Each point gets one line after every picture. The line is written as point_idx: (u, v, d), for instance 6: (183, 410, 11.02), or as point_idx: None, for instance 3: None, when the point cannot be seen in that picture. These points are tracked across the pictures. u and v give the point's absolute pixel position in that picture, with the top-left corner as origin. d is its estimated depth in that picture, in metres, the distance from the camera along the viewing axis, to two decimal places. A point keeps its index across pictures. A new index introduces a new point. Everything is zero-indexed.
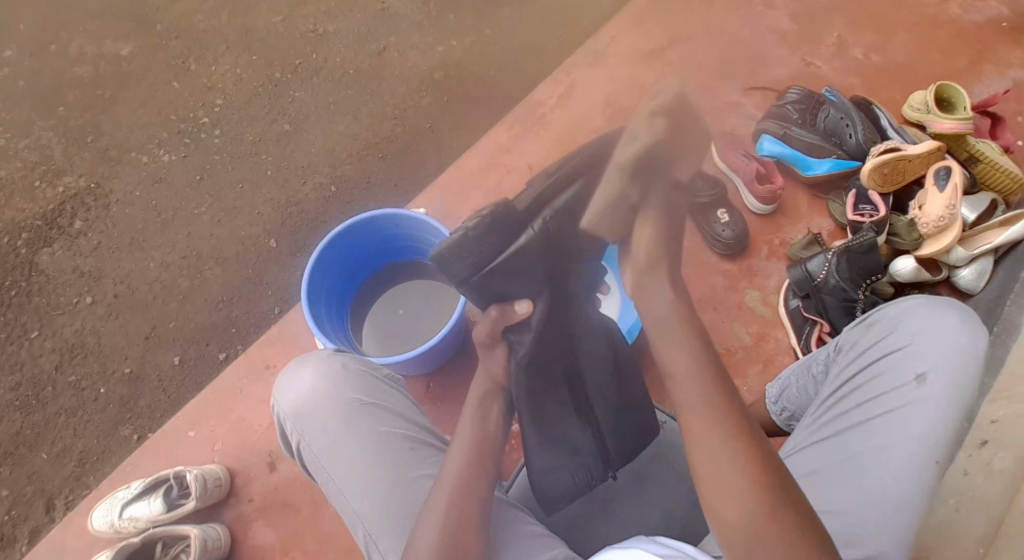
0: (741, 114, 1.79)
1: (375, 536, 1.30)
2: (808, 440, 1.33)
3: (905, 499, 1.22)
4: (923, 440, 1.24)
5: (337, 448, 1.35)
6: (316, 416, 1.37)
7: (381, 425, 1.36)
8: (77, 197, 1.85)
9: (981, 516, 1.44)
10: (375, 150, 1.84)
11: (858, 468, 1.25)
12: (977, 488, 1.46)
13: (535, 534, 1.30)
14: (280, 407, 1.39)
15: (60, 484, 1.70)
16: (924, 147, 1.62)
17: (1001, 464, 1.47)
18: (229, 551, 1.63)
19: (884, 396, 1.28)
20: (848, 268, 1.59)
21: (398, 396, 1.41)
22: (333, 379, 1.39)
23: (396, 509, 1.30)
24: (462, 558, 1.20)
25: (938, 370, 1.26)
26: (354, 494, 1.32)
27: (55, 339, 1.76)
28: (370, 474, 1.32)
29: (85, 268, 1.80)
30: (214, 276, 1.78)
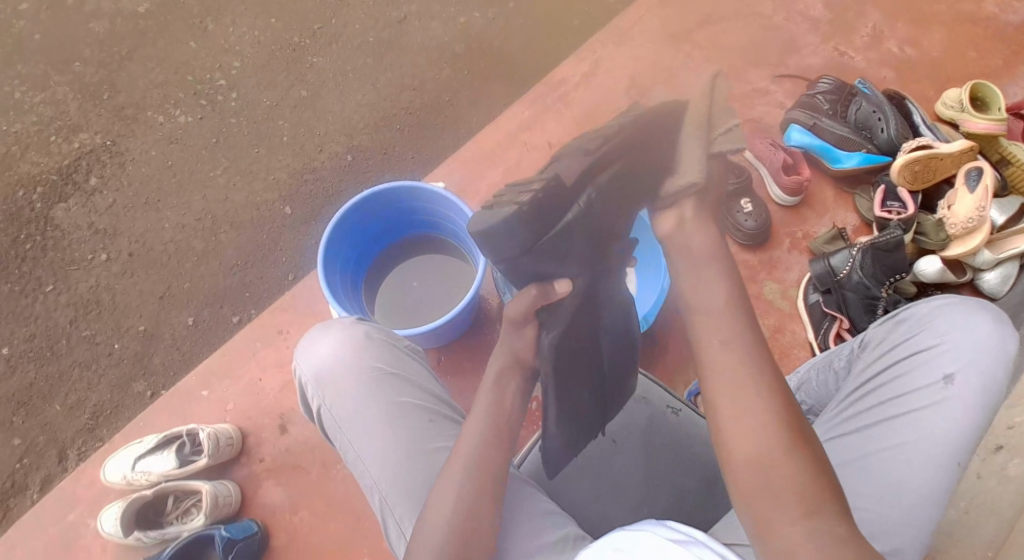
0: (769, 103, 1.76)
1: (392, 504, 1.33)
2: (828, 434, 1.35)
3: (925, 494, 1.24)
4: (948, 436, 1.26)
5: (359, 417, 1.38)
6: (338, 384, 1.40)
7: (402, 396, 1.39)
8: (92, 153, 1.85)
9: (991, 520, 1.48)
10: (392, 120, 1.83)
11: (878, 464, 1.27)
12: (990, 494, 1.49)
13: (546, 512, 1.34)
14: (304, 372, 1.42)
15: (71, 436, 1.72)
16: (958, 147, 1.61)
17: (1015, 470, 1.50)
18: (239, 508, 1.68)
19: (909, 394, 1.30)
20: (872, 265, 1.57)
21: (418, 368, 1.44)
22: (358, 348, 1.41)
23: (412, 478, 1.33)
24: (474, 530, 1.22)
25: (967, 369, 1.28)
26: (373, 461, 1.35)
27: (70, 295, 1.77)
28: (390, 444, 1.35)
29: (100, 226, 1.81)
30: (229, 240, 1.78)
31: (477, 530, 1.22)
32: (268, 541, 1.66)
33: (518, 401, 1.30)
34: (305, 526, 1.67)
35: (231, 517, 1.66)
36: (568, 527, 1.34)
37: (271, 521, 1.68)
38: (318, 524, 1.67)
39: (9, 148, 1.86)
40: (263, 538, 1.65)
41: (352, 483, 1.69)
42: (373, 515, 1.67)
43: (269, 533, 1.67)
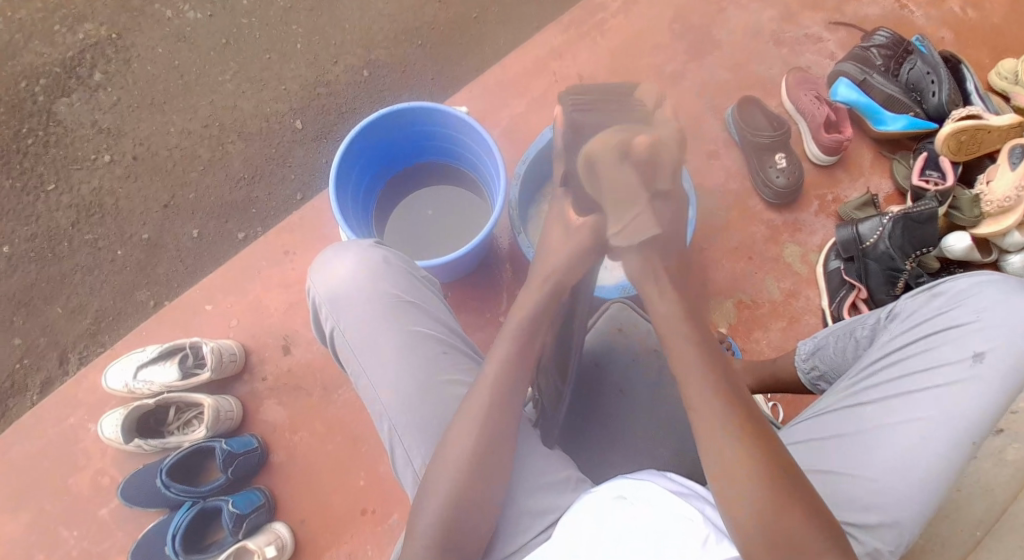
0: (820, 51, 1.71)
1: (401, 434, 1.27)
2: (842, 402, 1.31)
3: (933, 473, 1.22)
4: (966, 419, 1.23)
5: (373, 342, 1.29)
6: (354, 307, 1.31)
7: (417, 326, 1.31)
8: (98, 46, 1.81)
9: (982, 501, 1.40)
10: (414, 35, 1.79)
11: (891, 437, 1.25)
12: (985, 474, 1.41)
13: (550, 453, 1.28)
14: (317, 290, 1.33)
15: (73, 339, 1.72)
16: (1007, 120, 1.54)
17: (1014, 454, 1.41)
18: (240, 423, 1.68)
19: (934, 370, 1.27)
20: (900, 236, 1.53)
21: (434, 297, 1.36)
22: (377, 270, 1.32)
23: (424, 410, 1.27)
24: (490, 464, 1.18)
25: (997, 353, 1.25)
26: (384, 391, 1.28)
27: (72, 196, 1.76)
28: (405, 372, 1.28)
29: (104, 125, 1.78)
30: (236, 150, 1.77)
31: (494, 466, 1.18)
32: (266, 458, 1.67)
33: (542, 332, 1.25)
34: (303, 447, 1.67)
35: (231, 432, 1.67)
36: (568, 469, 1.27)
37: (270, 438, 1.68)
38: (317, 446, 1.67)
39: (11, 36, 1.80)
40: (262, 455, 1.65)
41: (355, 408, 1.68)
42: (372, 441, 1.67)
43: (268, 451, 1.67)
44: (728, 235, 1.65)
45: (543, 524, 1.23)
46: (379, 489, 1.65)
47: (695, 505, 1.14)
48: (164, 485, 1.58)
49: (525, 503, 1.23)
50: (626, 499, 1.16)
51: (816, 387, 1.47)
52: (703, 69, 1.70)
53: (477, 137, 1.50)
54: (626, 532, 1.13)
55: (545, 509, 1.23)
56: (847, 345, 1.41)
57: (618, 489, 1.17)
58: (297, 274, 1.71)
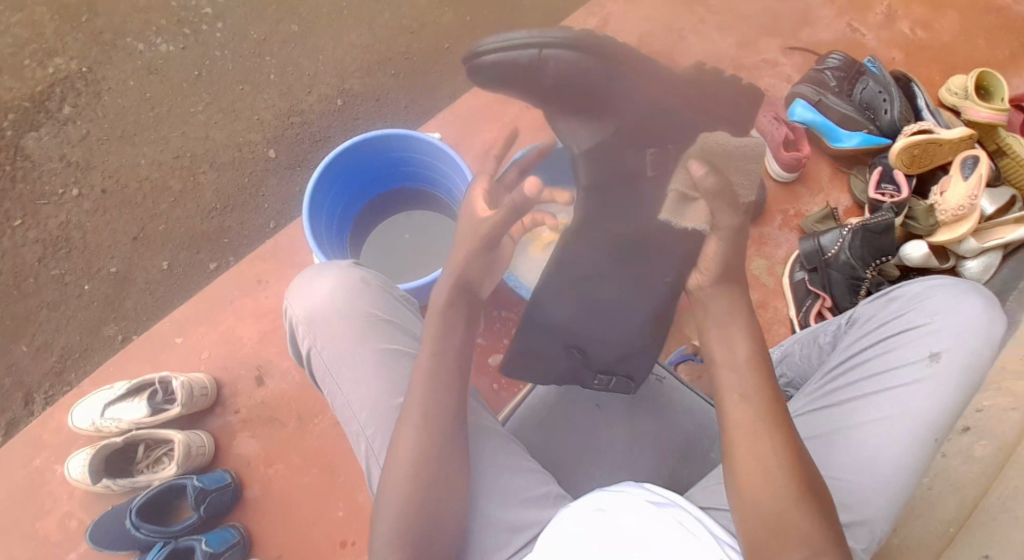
0: (778, 75, 1.77)
1: (376, 453, 1.26)
2: (810, 405, 1.35)
3: (897, 470, 1.25)
4: (924, 416, 1.27)
5: (351, 361, 1.30)
6: (330, 326, 1.31)
7: (395, 344, 1.31)
8: (67, 80, 1.80)
9: (953, 498, 1.38)
10: (383, 65, 1.81)
11: (857, 435, 1.28)
12: (953, 471, 1.40)
13: (527, 469, 1.28)
14: (293, 311, 1.33)
15: (38, 380, 1.69)
16: (957, 134, 1.61)
17: (982, 451, 1.40)
18: (212, 458, 1.64)
19: (894, 370, 1.31)
20: (861, 247, 1.58)
21: (411, 317, 1.36)
22: (353, 289, 1.32)
23: (400, 427, 1.26)
24: (441, 475, 1.17)
25: (952, 352, 1.30)
26: (361, 408, 1.28)
27: (39, 230, 1.74)
28: (381, 390, 1.28)
29: (72, 158, 1.77)
30: (208, 179, 1.77)
31: (445, 477, 1.18)
32: (240, 493, 1.63)
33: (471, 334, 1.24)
34: (279, 480, 1.64)
35: (203, 468, 1.63)
36: (549, 484, 1.27)
37: (244, 473, 1.64)
38: (293, 478, 1.64)
39: None
40: (236, 490, 1.62)
41: (332, 438, 1.66)
42: (350, 470, 1.64)
43: (243, 485, 1.63)
44: None
45: (524, 538, 1.22)
46: (358, 520, 1.62)
47: (664, 509, 1.14)
48: (134, 525, 1.54)
49: (503, 516, 1.23)
50: (603, 511, 1.15)
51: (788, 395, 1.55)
52: None
53: (450, 160, 1.52)
54: (603, 542, 1.12)
55: (523, 524, 1.23)
56: (812, 351, 1.49)
57: (593, 502, 1.18)
58: (271, 303, 1.69)
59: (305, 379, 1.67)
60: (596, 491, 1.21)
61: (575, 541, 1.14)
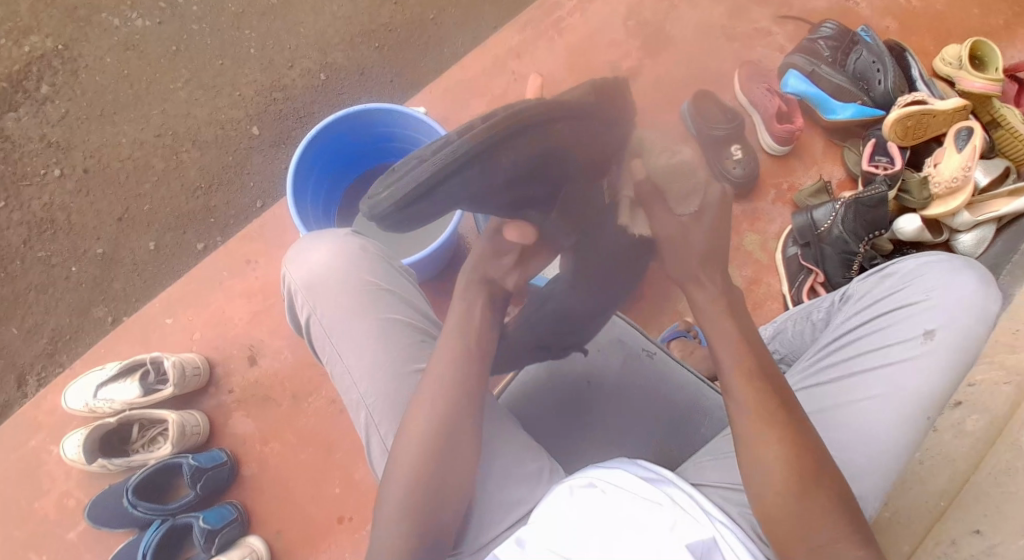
0: (770, 44, 1.75)
1: (377, 422, 1.26)
2: (803, 382, 1.35)
3: (891, 449, 1.26)
4: (919, 394, 1.28)
5: (348, 329, 1.28)
6: (329, 293, 1.30)
7: (394, 313, 1.30)
8: (43, 58, 1.77)
9: (945, 469, 1.34)
10: (368, 37, 1.79)
11: (851, 414, 1.29)
12: (944, 446, 1.34)
13: (523, 444, 1.28)
14: (291, 278, 1.32)
15: (30, 361, 1.69)
16: (950, 105, 1.60)
17: (973, 425, 1.35)
18: (207, 439, 1.65)
19: (887, 348, 1.32)
20: (853, 220, 1.57)
21: (410, 287, 1.35)
22: (352, 257, 1.31)
23: (401, 397, 1.26)
24: (451, 453, 1.18)
25: (946, 330, 1.30)
26: (361, 377, 1.27)
27: (23, 213, 1.73)
28: (379, 359, 1.27)
29: (52, 138, 1.75)
30: (192, 159, 1.75)
31: (453, 455, 1.18)
32: (237, 472, 1.64)
33: (490, 316, 1.26)
34: (275, 459, 1.65)
35: (199, 448, 1.64)
36: (542, 459, 1.28)
37: (239, 452, 1.65)
38: (288, 456, 1.65)
39: None
40: (233, 469, 1.63)
41: (325, 416, 1.66)
42: (344, 448, 1.65)
43: (239, 465, 1.64)
44: None
45: (519, 514, 1.23)
46: (355, 497, 1.63)
47: (658, 488, 1.16)
48: (131, 505, 1.55)
49: (499, 495, 1.23)
50: (600, 490, 1.16)
51: None
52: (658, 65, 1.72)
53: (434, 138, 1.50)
54: (593, 517, 1.14)
55: (517, 501, 1.23)
56: (805, 327, 1.49)
57: (586, 477, 1.19)
58: (260, 283, 1.69)
59: (297, 358, 1.68)
60: (593, 467, 1.22)
61: (563, 513, 1.15)
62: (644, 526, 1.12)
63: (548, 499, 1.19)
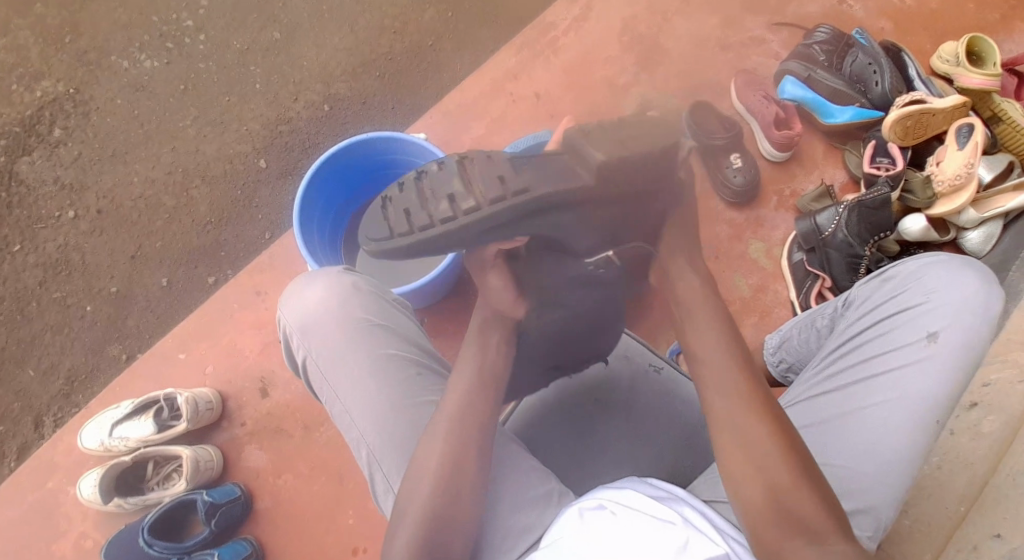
0: (766, 52, 1.76)
1: (379, 457, 1.25)
2: (809, 392, 1.33)
3: (900, 456, 1.23)
4: (926, 398, 1.25)
5: (345, 368, 1.28)
6: (324, 331, 1.30)
7: (390, 350, 1.29)
8: (56, 103, 1.80)
9: (962, 474, 1.29)
10: (369, 67, 1.81)
11: (858, 422, 1.26)
12: (958, 447, 1.31)
13: (531, 467, 1.27)
14: (286, 318, 1.32)
15: (46, 402, 1.70)
16: (950, 102, 1.59)
17: (990, 426, 1.31)
18: (222, 472, 1.64)
19: (891, 354, 1.28)
20: (858, 223, 1.57)
21: (405, 320, 1.35)
22: (345, 295, 1.31)
23: (401, 433, 1.25)
24: (458, 484, 1.17)
25: (949, 332, 1.27)
26: (360, 416, 1.26)
27: (38, 255, 1.75)
28: (378, 396, 1.26)
29: (66, 180, 1.77)
30: (201, 195, 1.77)
31: (459, 489, 1.17)
32: (252, 505, 1.63)
33: (504, 353, 1.29)
34: (289, 490, 1.64)
35: (214, 482, 1.63)
36: (552, 482, 1.26)
37: (254, 484, 1.64)
38: (303, 487, 1.64)
39: None
40: (247, 502, 1.62)
41: (339, 444, 1.66)
42: (359, 477, 1.65)
43: (254, 497, 1.64)
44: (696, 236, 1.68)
45: (527, 541, 1.22)
46: (371, 526, 1.62)
47: (672, 507, 1.11)
48: (147, 544, 1.54)
49: (506, 522, 1.22)
50: (610, 512, 1.11)
51: (787, 380, 1.54)
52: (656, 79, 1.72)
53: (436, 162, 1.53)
54: (608, 541, 1.09)
55: (523, 529, 1.22)
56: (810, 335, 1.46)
57: (596, 499, 1.14)
58: (268, 314, 1.70)
59: (309, 388, 1.68)
60: (602, 487, 1.17)
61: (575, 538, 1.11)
62: (658, 543, 1.07)
63: (558, 522, 1.15)
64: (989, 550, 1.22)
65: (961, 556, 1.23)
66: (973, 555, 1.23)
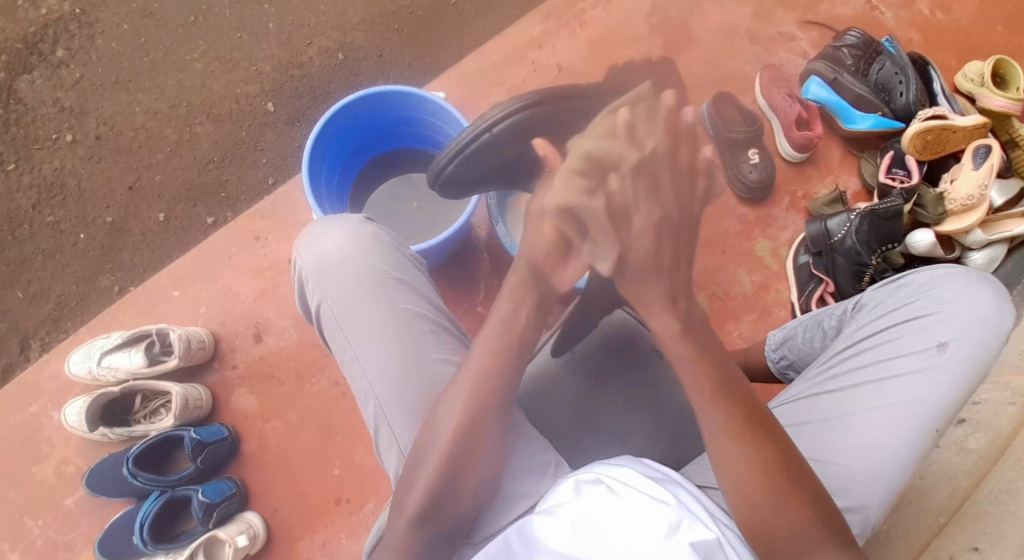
0: (793, 49, 1.78)
1: (386, 408, 1.25)
2: (813, 388, 1.34)
3: (899, 459, 1.25)
4: (930, 404, 1.27)
5: (358, 318, 1.29)
6: (345, 276, 1.30)
7: (403, 302, 1.30)
8: (60, 22, 1.78)
9: (944, 487, 1.33)
10: (390, 18, 1.80)
11: (859, 422, 1.28)
12: (946, 462, 1.34)
13: (533, 438, 1.27)
14: (303, 262, 1.33)
15: (34, 325, 1.70)
16: (971, 121, 1.61)
17: (976, 443, 1.35)
18: (209, 412, 1.65)
19: (899, 359, 1.31)
20: (868, 232, 1.58)
21: (420, 275, 1.35)
22: (363, 244, 1.32)
23: (411, 385, 1.25)
24: (471, 445, 1.17)
25: (959, 343, 1.30)
26: (370, 365, 1.27)
27: (33, 176, 1.74)
28: (389, 346, 1.27)
29: (66, 103, 1.76)
30: (206, 132, 1.77)
31: (473, 451, 1.18)
32: (236, 447, 1.65)
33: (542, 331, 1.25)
34: (276, 436, 1.65)
35: (201, 421, 1.64)
36: (547, 453, 1.27)
37: (241, 427, 1.66)
38: (290, 434, 1.65)
39: None
40: (233, 443, 1.63)
41: (329, 396, 1.67)
42: (346, 431, 1.66)
43: (239, 440, 1.65)
44: (703, 227, 1.70)
45: (520, 509, 1.22)
46: (355, 478, 1.64)
47: (669, 489, 1.12)
48: (131, 474, 1.54)
49: (505, 485, 1.22)
50: (607, 486, 1.12)
51: (785, 375, 1.53)
52: (680, 63, 1.76)
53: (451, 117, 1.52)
54: (606, 519, 1.10)
55: (519, 494, 1.22)
56: (815, 335, 1.47)
57: (594, 472, 1.15)
58: (268, 261, 1.71)
59: (303, 338, 1.69)
60: (600, 462, 1.17)
61: (571, 509, 1.11)
62: (651, 524, 1.08)
63: (555, 492, 1.16)
64: None
65: None
66: None
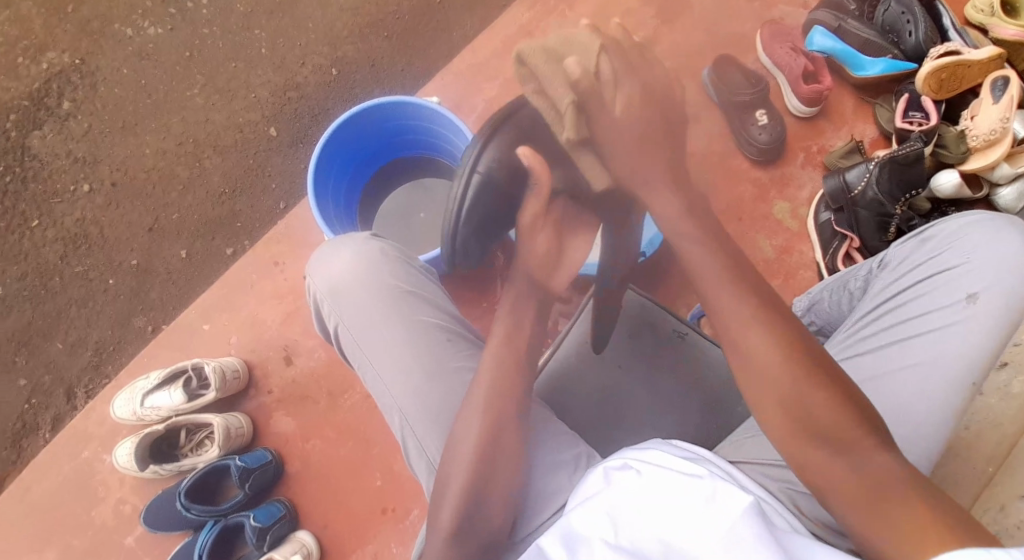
0: (792, 0, 1.73)
1: (412, 423, 1.26)
2: (841, 355, 1.30)
3: (934, 419, 1.21)
4: (962, 359, 1.22)
5: (375, 337, 1.28)
6: (355, 297, 1.30)
7: (418, 315, 1.29)
8: (62, 74, 1.82)
9: (991, 435, 1.30)
10: (378, 27, 1.79)
11: (889, 385, 1.24)
12: (991, 410, 1.30)
13: (561, 433, 1.27)
14: (316, 286, 1.32)
15: (77, 373, 1.75)
16: (985, 53, 1.53)
17: (1021, 387, 1.30)
18: (251, 439, 1.69)
19: (926, 316, 1.26)
20: (889, 181, 1.52)
21: (432, 286, 1.34)
22: (372, 261, 1.31)
23: (434, 399, 1.25)
24: (496, 457, 1.17)
25: (989, 292, 1.24)
26: (391, 382, 1.27)
27: (58, 229, 1.79)
28: (408, 362, 1.27)
29: (78, 153, 1.80)
30: (214, 165, 1.79)
31: (498, 462, 1.17)
32: (281, 469, 1.67)
33: (536, 330, 1.25)
34: (318, 454, 1.68)
35: (244, 448, 1.67)
36: (580, 446, 1.27)
37: (284, 450, 1.69)
38: (331, 451, 1.68)
39: None
40: (277, 467, 1.66)
41: (365, 409, 1.69)
42: (387, 442, 1.68)
43: (283, 462, 1.68)
44: (719, 196, 1.67)
45: (554, 509, 1.22)
46: (398, 487, 1.66)
47: (704, 467, 1.09)
48: (184, 508, 1.59)
49: (537, 487, 1.22)
50: (638, 471, 1.09)
51: None
52: (677, 30, 1.72)
53: (447, 119, 1.51)
54: (642, 504, 1.06)
55: (551, 494, 1.22)
56: (841, 298, 1.42)
57: (623, 458, 1.12)
58: (290, 285, 1.72)
59: (333, 355, 1.71)
60: (629, 450, 1.15)
61: (603, 498, 1.08)
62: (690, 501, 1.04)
63: (583, 488, 1.13)
64: (1017, 511, 1.23)
65: (989, 515, 1.25)
66: (1001, 516, 1.24)
